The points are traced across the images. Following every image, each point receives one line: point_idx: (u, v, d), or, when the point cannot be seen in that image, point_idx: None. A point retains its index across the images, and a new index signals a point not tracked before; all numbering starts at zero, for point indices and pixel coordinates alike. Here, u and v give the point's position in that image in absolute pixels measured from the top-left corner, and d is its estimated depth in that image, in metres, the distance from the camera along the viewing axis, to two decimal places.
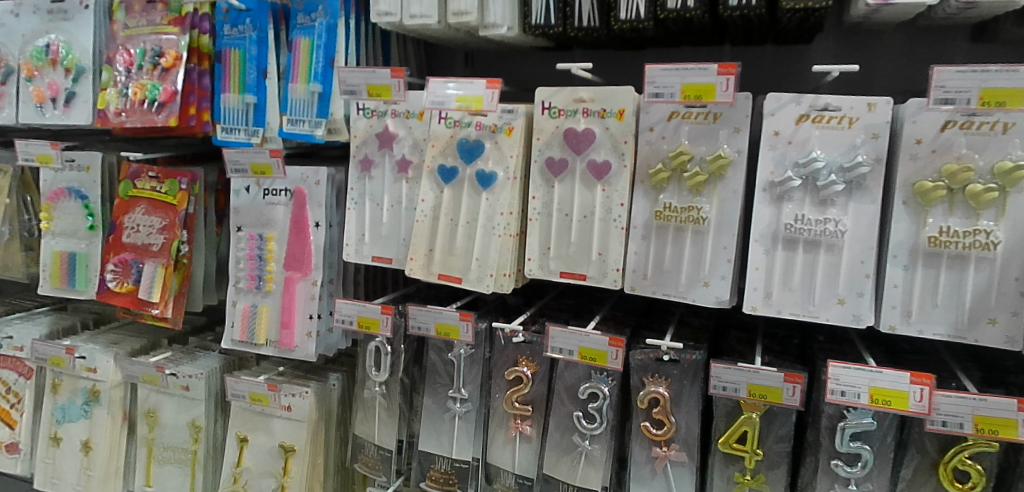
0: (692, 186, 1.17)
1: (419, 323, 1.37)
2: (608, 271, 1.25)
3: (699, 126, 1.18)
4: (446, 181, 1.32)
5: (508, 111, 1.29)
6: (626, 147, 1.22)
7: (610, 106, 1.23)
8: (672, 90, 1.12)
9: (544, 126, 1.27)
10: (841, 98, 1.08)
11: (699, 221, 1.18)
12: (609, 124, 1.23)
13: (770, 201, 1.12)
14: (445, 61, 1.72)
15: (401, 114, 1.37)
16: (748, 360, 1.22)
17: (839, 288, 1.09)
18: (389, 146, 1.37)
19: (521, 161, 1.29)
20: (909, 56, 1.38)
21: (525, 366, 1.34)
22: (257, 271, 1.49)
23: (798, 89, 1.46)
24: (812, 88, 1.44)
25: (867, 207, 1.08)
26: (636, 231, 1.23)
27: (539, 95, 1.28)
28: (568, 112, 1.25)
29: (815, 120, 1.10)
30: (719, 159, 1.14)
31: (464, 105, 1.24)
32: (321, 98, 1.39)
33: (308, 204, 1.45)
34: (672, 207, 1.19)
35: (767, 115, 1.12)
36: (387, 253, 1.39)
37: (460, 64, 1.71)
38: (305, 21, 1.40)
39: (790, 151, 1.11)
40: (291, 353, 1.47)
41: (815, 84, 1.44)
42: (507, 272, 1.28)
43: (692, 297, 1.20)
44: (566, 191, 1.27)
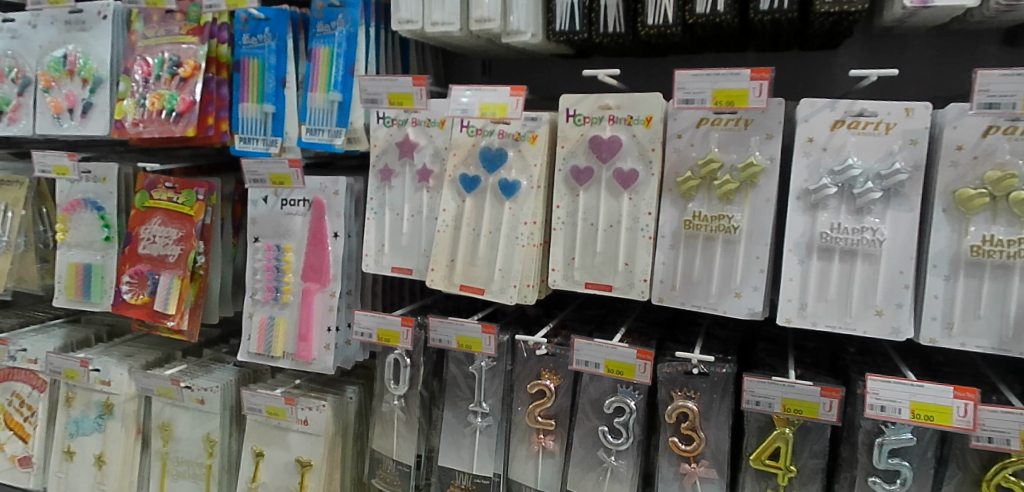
0: (722, 194, 1.14)
1: (439, 336, 1.33)
2: (634, 282, 1.22)
3: (730, 133, 1.15)
4: (468, 191, 1.30)
5: (531, 118, 1.27)
6: (653, 155, 1.20)
7: (638, 113, 1.20)
8: (703, 95, 1.10)
9: (569, 134, 1.26)
10: (877, 103, 1.06)
11: (731, 230, 1.15)
12: (636, 131, 1.21)
13: (804, 209, 1.09)
14: (461, 69, 1.72)
15: (422, 123, 1.34)
16: (780, 373, 1.18)
17: (877, 299, 1.06)
18: (410, 155, 1.35)
19: (545, 170, 1.26)
20: (942, 59, 1.34)
21: (548, 379, 1.31)
22: (274, 282, 1.47)
23: (825, 95, 1.43)
24: (839, 93, 1.42)
25: (905, 215, 1.05)
26: (665, 241, 1.21)
27: (562, 103, 1.26)
28: (593, 119, 1.23)
29: (850, 125, 1.07)
30: (751, 167, 1.12)
31: (488, 113, 1.22)
32: (341, 107, 1.37)
33: (326, 215, 1.43)
34: (702, 216, 1.17)
35: (800, 121, 1.10)
36: (408, 264, 1.36)
37: (477, 71, 1.70)
38: (324, 30, 1.39)
39: (824, 158, 1.08)
40: (309, 366, 1.44)
41: (843, 88, 1.41)
42: (530, 283, 1.25)
43: (723, 308, 1.17)
44: (591, 201, 1.25)
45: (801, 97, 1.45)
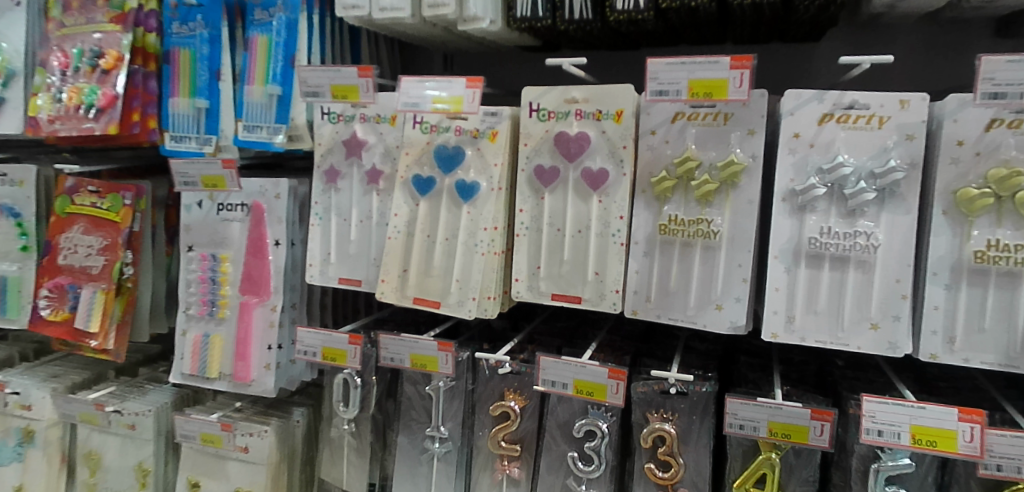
0: (700, 195, 1.04)
1: (392, 354, 1.20)
2: (605, 294, 1.11)
3: (707, 128, 1.05)
4: (422, 193, 1.17)
5: (490, 113, 1.15)
6: (625, 152, 1.09)
7: (607, 107, 1.09)
8: (679, 86, 0.99)
9: (533, 131, 1.14)
10: (869, 94, 0.96)
11: (711, 236, 1.04)
12: (606, 126, 1.10)
13: (791, 213, 0.99)
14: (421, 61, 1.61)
15: (370, 119, 1.21)
16: (766, 392, 1.08)
17: (871, 311, 0.96)
18: (357, 154, 1.21)
19: (507, 170, 1.15)
20: (932, 50, 1.26)
21: (512, 400, 1.18)
22: (210, 295, 1.33)
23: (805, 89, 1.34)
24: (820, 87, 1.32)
25: (901, 218, 0.95)
26: (638, 248, 1.10)
27: (524, 97, 1.14)
28: (559, 114, 1.12)
29: (840, 119, 0.97)
30: (732, 166, 1.01)
31: (441, 107, 1.09)
32: (280, 101, 1.24)
33: (266, 220, 1.29)
34: (678, 220, 1.06)
35: (786, 115, 1.00)
36: (356, 275, 1.23)
37: (439, 65, 1.59)
38: (261, 17, 1.25)
39: (812, 155, 0.98)
40: (247, 388, 1.29)
41: (825, 81, 1.32)
42: (491, 295, 1.13)
43: (702, 322, 1.06)
44: (558, 204, 1.13)
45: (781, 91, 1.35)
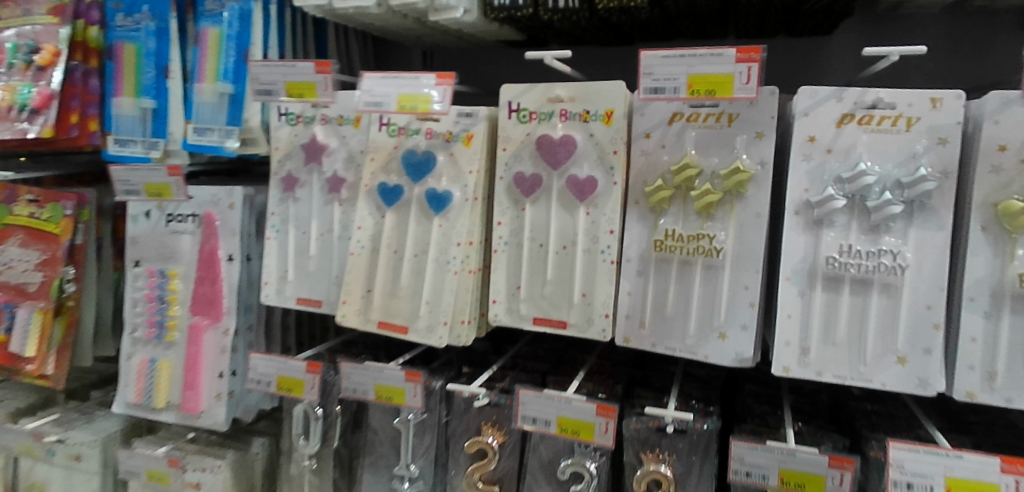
0: (700, 208, 0.91)
1: (354, 385, 1.08)
2: (593, 318, 0.98)
3: (709, 131, 0.92)
4: (388, 203, 1.04)
5: (465, 114, 1.02)
6: (614, 158, 0.96)
7: (595, 106, 0.96)
8: (678, 82, 0.86)
9: (513, 134, 1.01)
10: (894, 92, 0.84)
11: (713, 254, 0.91)
12: (594, 129, 0.97)
13: (805, 227, 0.87)
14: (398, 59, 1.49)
15: (333, 120, 1.08)
16: (776, 431, 0.95)
17: (898, 342, 0.84)
18: (317, 160, 1.08)
19: (484, 178, 1.02)
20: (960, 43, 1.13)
21: (491, 435, 1.04)
22: (157, 316, 1.20)
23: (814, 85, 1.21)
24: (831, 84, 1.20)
25: (933, 234, 0.83)
26: (631, 267, 0.97)
27: (503, 95, 1.01)
28: (542, 115, 0.99)
29: (862, 121, 0.85)
30: (738, 174, 0.88)
31: (407, 106, 0.96)
32: (232, 100, 1.11)
33: (219, 233, 1.16)
34: (676, 235, 0.93)
35: (799, 116, 0.87)
36: (316, 295, 1.10)
37: (417, 63, 1.47)
38: (212, 7, 1.12)
39: (829, 161, 0.86)
40: (196, 420, 1.17)
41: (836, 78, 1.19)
42: (466, 320, 1.01)
43: (704, 353, 0.93)
44: (541, 217, 1.00)
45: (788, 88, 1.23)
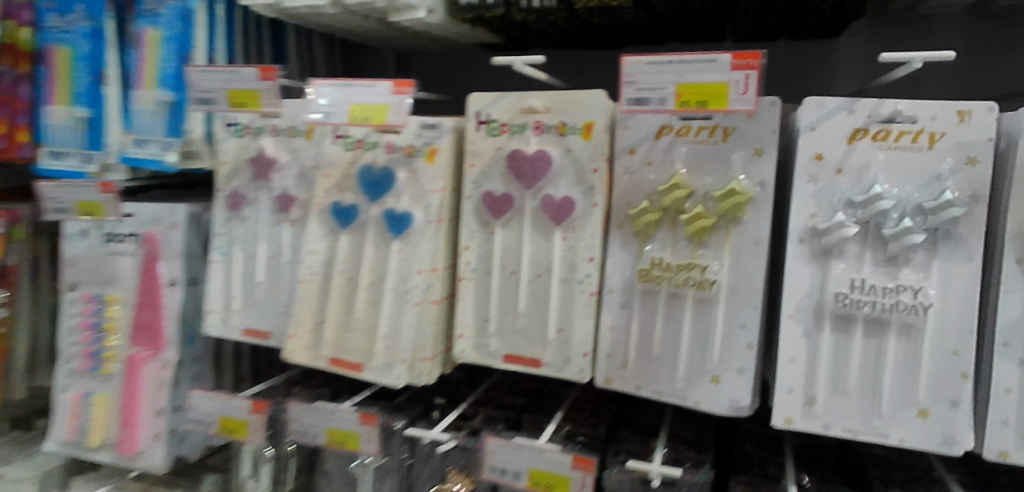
0: (691, 234, 0.80)
1: (302, 427, 0.96)
2: (570, 356, 0.87)
3: (701, 147, 0.81)
4: (343, 225, 0.93)
5: (428, 126, 0.90)
6: (594, 177, 0.85)
7: (572, 118, 0.85)
8: (666, 91, 0.74)
9: (482, 148, 0.89)
10: (914, 103, 0.73)
11: (705, 287, 0.80)
12: (572, 143, 0.85)
13: (812, 258, 0.76)
14: (370, 63, 1.37)
15: (282, 132, 0.97)
16: (777, 486, 0.84)
17: (919, 392, 0.73)
18: (266, 176, 0.97)
19: (450, 196, 0.91)
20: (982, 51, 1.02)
21: (457, 483, 0.93)
22: (94, 346, 1.08)
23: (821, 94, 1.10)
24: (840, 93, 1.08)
25: (959, 268, 0.71)
26: (613, 299, 0.86)
27: (470, 105, 0.90)
28: (513, 128, 0.88)
29: (876, 136, 0.74)
30: (733, 195, 0.77)
31: (361, 118, 0.84)
32: (173, 109, 0.99)
33: (161, 256, 1.05)
34: (664, 264, 0.81)
35: (804, 130, 0.76)
36: (263, 326, 0.98)
37: (392, 70, 1.36)
38: (151, 5, 1.00)
39: (839, 183, 0.75)
40: (133, 462, 1.06)
41: (845, 85, 1.08)
42: (425, 356, 0.89)
43: (694, 400, 0.81)
44: (513, 241, 0.89)
45: (793, 96, 1.11)
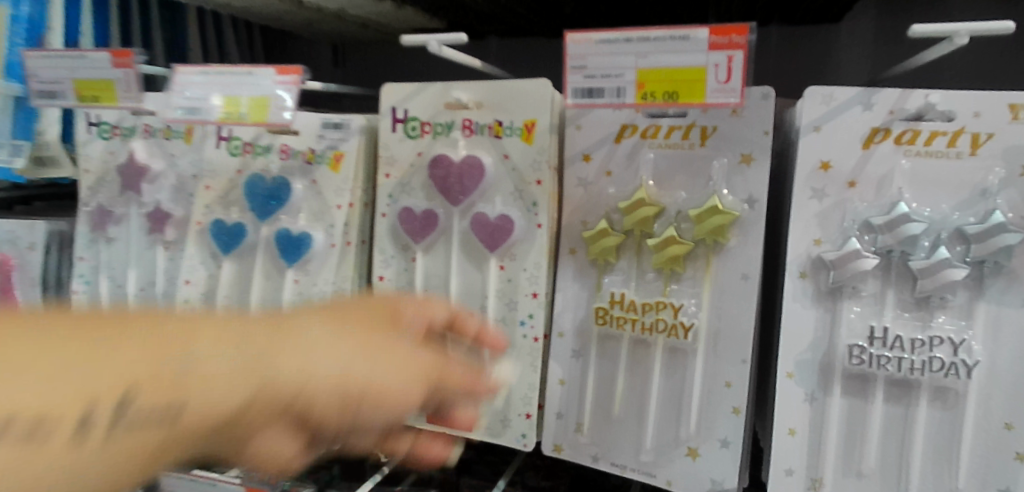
0: (659, 265, 0.62)
1: None
2: (508, 417, 0.68)
3: (673, 152, 0.63)
4: (226, 251, 0.74)
5: (332, 125, 0.71)
6: (538, 190, 0.66)
7: (510, 116, 0.67)
8: (625, 78, 0.55)
9: (399, 153, 0.71)
10: (949, 96, 0.56)
11: (680, 334, 0.61)
12: (509, 148, 0.67)
13: (816, 297, 0.58)
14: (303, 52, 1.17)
15: (157, 132, 0.78)
16: None
17: (962, 479, 0.55)
18: (135, 188, 0.77)
19: (361, 214, 0.72)
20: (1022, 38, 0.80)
21: None
22: None
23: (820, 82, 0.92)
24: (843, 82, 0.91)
25: (1012, 315, 0.54)
26: (563, 346, 0.67)
27: (384, 99, 0.71)
28: (437, 128, 0.69)
29: (900, 139, 0.56)
30: (712, 216, 0.59)
31: (235, 115, 0.63)
32: (19, 104, 0.79)
33: (15, 283, 0.85)
34: (627, 304, 0.63)
35: (805, 131, 0.58)
36: None
37: (327, 60, 1.17)
38: None
39: (851, 200, 0.57)
40: None
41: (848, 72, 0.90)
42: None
43: (666, 477, 0.63)
44: (439, 271, 0.70)
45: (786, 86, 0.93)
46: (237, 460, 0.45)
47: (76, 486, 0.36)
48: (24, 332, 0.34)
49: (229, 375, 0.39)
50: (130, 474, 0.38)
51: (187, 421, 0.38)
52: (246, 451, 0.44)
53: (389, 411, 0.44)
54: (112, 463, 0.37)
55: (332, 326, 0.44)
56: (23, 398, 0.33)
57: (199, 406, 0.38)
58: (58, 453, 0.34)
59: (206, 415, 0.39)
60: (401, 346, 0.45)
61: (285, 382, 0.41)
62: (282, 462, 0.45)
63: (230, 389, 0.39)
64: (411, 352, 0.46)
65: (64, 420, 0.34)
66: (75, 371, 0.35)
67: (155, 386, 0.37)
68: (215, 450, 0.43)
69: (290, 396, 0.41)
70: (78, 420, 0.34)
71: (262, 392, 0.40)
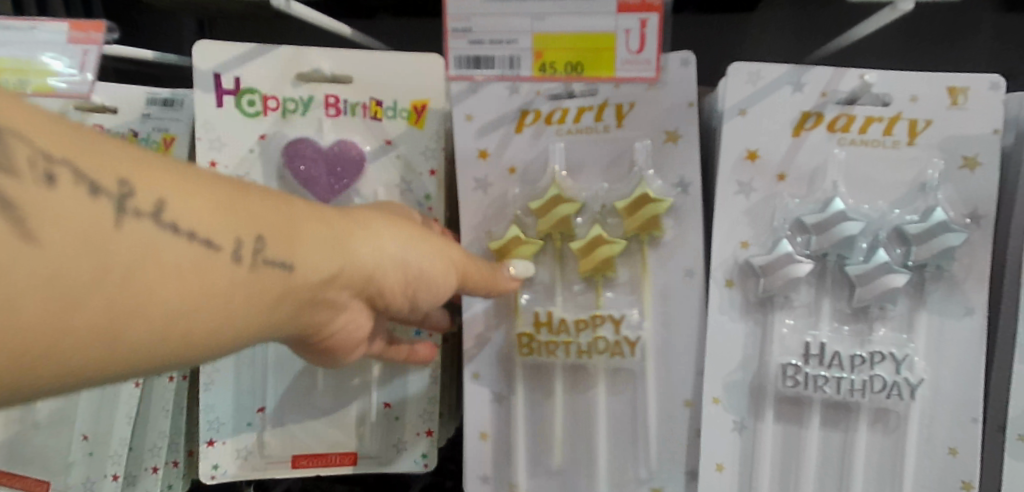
0: (588, 272, 0.51)
1: None
2: (403, 439, 0.56)
3: (582, 139, 0.53)
4: None
5: (162, 101, 0.57)
6: (432, 181, 0.55)
7: (389, 94, 0.54)
8: (519, 45, 0.43)
9: (230, 137, 0.54)
10: (886, 76, 0.49)
11: (624, 352, 0.50)
12: (391, 132, 0.55)
13: (743, 308, 0.50)
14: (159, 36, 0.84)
15: None
16: None
17: None
18: None
19: None
20: (941, 30, 0.70)
21: None
22: None
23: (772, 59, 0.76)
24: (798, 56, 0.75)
25: (954, 328, 0.48)
26: (479, 390, 0.53)
27: (202, 66, 0.53)
28: (290, 104, 0.54)
29: (833, 125, 0.49)
30: (645, 205, 0.50)
31: (15, 81, 0.49)
32: None
33: None
34: (556, 324, 0.50)
35: (731, 115, 0.50)
36: None
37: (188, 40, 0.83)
38: None
39: (781, 195, 0.50)
40: None
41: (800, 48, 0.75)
42: (176, 459, 0.58)
43: None
44: None
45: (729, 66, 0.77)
46: (307, 342, 0.39)
47: (224, 335, 0.29)
48: (126, 144, 0.27)
49: (330, 236, 0.34)
50: (254, 329, 0.31)
51: (306, 277, 0.32)
52: (330, 325, 0.38)
53: (433, 285, 0.41)
54: (255, 306, 0.30)
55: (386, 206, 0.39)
56: (185, 208, 0.27)
57: (312, 264, 0.32)
58: (220, 275, 0.28)
59: (325, 268, 0.33)
60: (443, 240, 0.42)
61: (368, 257, 0.36)
62: (345, 340, 0.40)
63: (334, 249, 0.34)
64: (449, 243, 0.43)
65: (220, 244, 0.28)
66: (199, 195, 0.28)
67: (282, 218, 0.31)
68: (306, 328, 0.36)
69: (373, 270, 0.36)
70: (231, 249, 0.28)
71: (352, 263, 0.35)
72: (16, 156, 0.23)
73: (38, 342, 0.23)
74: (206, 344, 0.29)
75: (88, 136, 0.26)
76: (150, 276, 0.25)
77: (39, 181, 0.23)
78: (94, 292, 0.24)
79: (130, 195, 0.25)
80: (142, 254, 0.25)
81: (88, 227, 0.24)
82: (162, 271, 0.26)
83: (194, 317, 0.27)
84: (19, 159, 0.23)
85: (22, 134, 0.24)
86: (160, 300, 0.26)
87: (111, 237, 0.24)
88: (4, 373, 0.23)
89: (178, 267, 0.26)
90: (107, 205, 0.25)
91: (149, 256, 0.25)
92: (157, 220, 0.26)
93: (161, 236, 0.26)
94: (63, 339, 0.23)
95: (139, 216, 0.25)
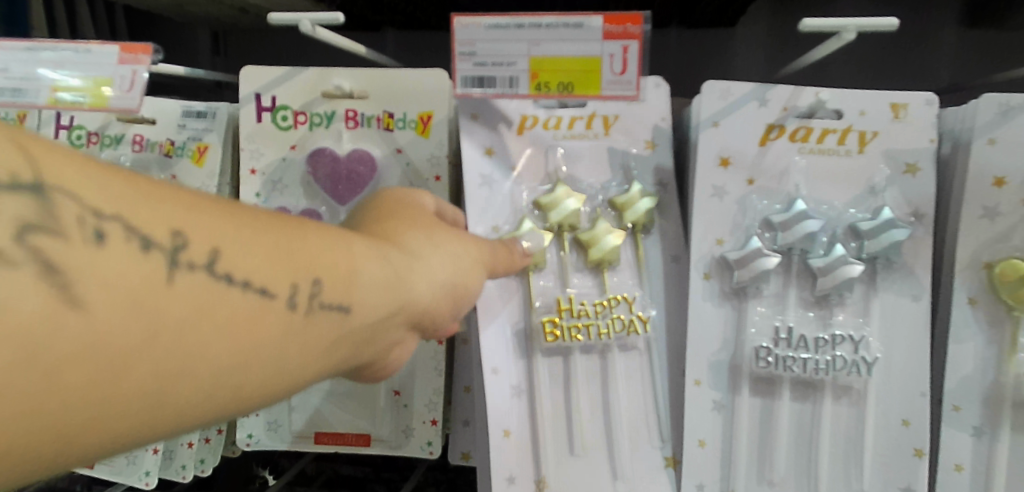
0: (594, 263, 0.57)
1: None
2: (411, 426, 0.62)
3: (574, 147, 0.59)
4: None
5: (194, 113, 0.63)
6: (437, 186, 0.61)
7: (401, 107, 0.61)
8: (517, 67, 0.49)
9: (269, 145, 0.61)
10: (839, 94, 0.56)
11: (639, 328, 0.57)
12: (404, 141, 0.61)
13: (717, 297, 0.57)
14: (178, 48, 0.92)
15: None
16: None
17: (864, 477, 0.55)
18: None
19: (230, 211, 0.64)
20: None
21: None
22: None
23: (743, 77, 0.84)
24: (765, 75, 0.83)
25: (901, 313, 0.55)
26: (497, 382, 0.57)
27: (248, 84, 0.61)
28: (314, 118, 0.61)
29: (795, 135, 0.56)
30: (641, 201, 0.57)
31: (68, 98, 0.54)
32: None
33: None
34: (574, 309, 0.56)
35: (705, 126, 0.57)
36: None
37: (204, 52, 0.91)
38: None
39: (752, 198, 0.56)
40: None
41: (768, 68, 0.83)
42: (207, 436, 0.64)
43: None
44: None
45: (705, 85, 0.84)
46: (366, 370, 0.43)
47: (286, 373, 0.33)
48: (178, 192, 0.31)
49: (381, 275, 0.37)
50: (315, 367, 0.34)
51: (360, 316, 0.36)
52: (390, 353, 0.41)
53: (470, 296, 0.45)
54: (314, 345, 0.34)
55: (424, 225, 0.43)
56: (237, 262, 0.31)
57: (367, 305, 0.36)
58: (275, 322, 0.32)
59: (378, 305, 0.37)
60: (477, 258, 0.46)
61: (417, 291, 0.39)
62: (402, 363, 0.44)
63: (387, 289, 0.37)
64: (481, 255, 0.46)
65: (274, 292, 0.32)
66: (250, 241, 0.32)
67: (335, 259, 0.35)
68: (366, 361, 0.40)
69: (419, 299, 0.40)
70: (282, 295, 0.32)
71: (403, 296, 0.38)
72: (67, 216, 0.27)
73: (94, 406, 0.27)
74: (273, 384, 0.32)
75: (141, 190, 0.30)
76: (201, 331, 0.29)
77: (89, 241, 0.27)
78: (153, 346, 0.28)
79: (183, 248, 0.29)
80: (194, 310, 0.29)
81: (136, 287, 0.28)
82: (211, 325, 0.30)
83: (249, 365, 0.31)
84: (69, 220, 0.27)
85: (73, 194, 0.28)
86: (211, 354, 0.29)
87: (165, 294, 0.28)
88: (74, 438, 0.27)
89: (229, 319, 0.30)
90: (161, 257, 0.29)
91: (200, 311, 0.29)
92: (209, 271, 0.30)
93: (216, 288, 0.30)
94: (125, 395, 0.27)
95: (192, 268, 0.29)
